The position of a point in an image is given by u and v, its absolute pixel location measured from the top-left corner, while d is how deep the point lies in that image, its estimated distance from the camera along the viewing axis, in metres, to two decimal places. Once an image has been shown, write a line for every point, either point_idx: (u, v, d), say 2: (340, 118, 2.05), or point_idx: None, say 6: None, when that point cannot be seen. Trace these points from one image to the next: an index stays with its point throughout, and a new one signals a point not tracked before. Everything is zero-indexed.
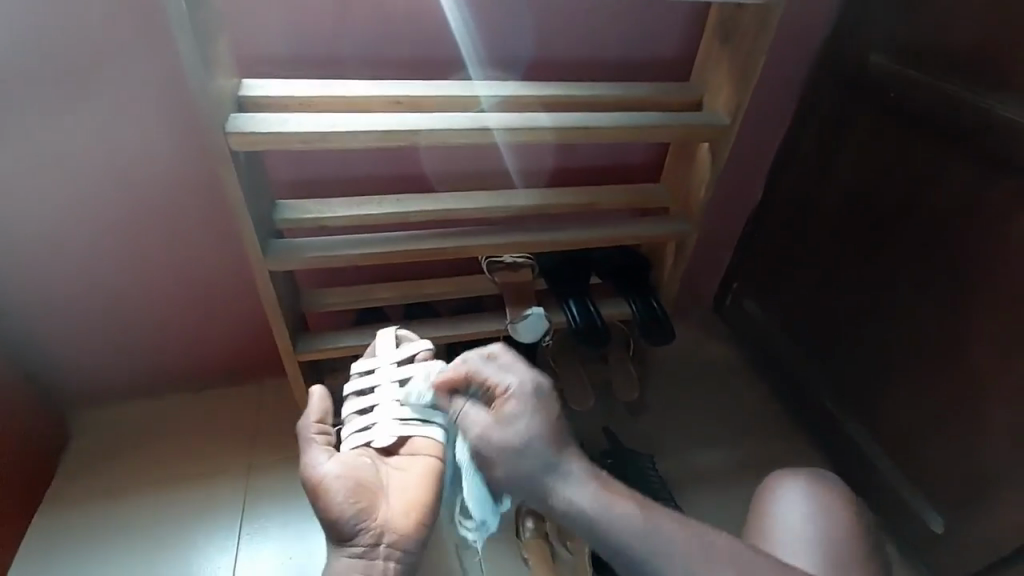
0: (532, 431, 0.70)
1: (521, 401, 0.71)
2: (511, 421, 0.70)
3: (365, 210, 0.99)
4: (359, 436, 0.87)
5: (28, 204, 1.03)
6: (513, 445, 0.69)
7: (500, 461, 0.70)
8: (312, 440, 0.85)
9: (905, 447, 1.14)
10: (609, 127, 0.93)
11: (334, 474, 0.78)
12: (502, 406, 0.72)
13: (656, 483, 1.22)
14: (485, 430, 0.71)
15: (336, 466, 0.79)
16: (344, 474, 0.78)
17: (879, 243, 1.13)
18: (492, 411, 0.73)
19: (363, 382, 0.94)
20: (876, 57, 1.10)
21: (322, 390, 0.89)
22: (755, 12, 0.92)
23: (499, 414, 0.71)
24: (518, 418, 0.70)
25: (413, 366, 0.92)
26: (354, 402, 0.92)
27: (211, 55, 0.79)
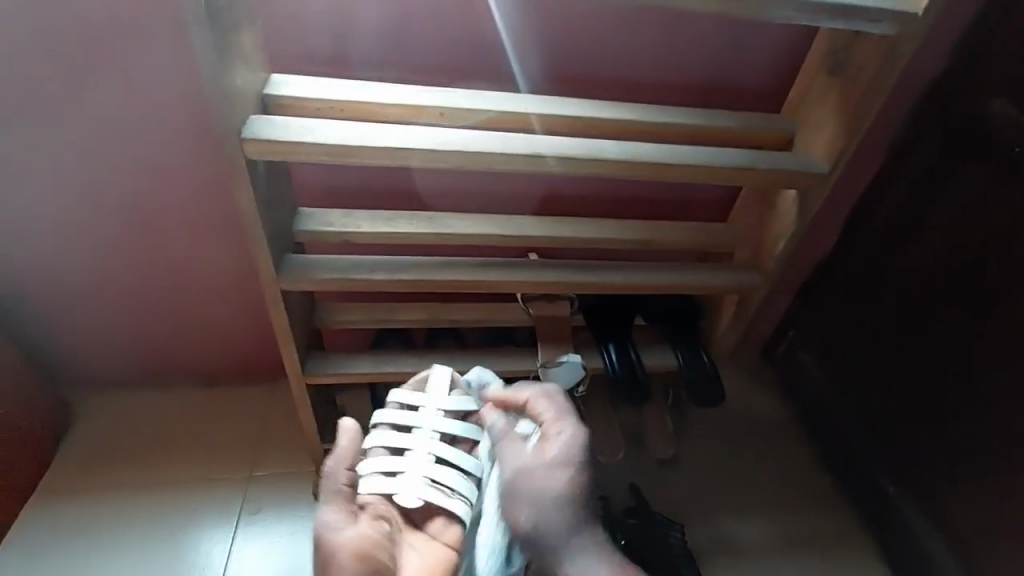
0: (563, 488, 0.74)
1: (567, 451, 0.76)
2: (552, 466, 0.75)
3: (394, 228, 0.88)
4: (386, 479, 0.85)
5: (35, 185, 0.96)
6: (550, 490, 0.74)
7: (529, 504, 0.74)
8: (333, 495, 0.80)
9: (981, 557, 0.98)
10: (680, 164, 0.80)
11: (353, 550, 0.73)
12: (547, 445, 0.77)
13: (678, 547, 1.10)
14: (529, 466, 0.75)
15: (359, 537, 0.75)
16: (363, 548, 0.74)
17: (975, 319, 0.94)
18: (539, 445, 0.77)
19: (403, 419, 0.90)
20: (992, 99, 0.89)
21: (358, 433, 0.85)
22: (878, 44, 0.77)
23: (544, 453, 0.76)
24: (560, 467, 0.75)
25: (459, 425, 0.91)
26: (387, 438, 0.89)
27: (233, 48, 0.69)
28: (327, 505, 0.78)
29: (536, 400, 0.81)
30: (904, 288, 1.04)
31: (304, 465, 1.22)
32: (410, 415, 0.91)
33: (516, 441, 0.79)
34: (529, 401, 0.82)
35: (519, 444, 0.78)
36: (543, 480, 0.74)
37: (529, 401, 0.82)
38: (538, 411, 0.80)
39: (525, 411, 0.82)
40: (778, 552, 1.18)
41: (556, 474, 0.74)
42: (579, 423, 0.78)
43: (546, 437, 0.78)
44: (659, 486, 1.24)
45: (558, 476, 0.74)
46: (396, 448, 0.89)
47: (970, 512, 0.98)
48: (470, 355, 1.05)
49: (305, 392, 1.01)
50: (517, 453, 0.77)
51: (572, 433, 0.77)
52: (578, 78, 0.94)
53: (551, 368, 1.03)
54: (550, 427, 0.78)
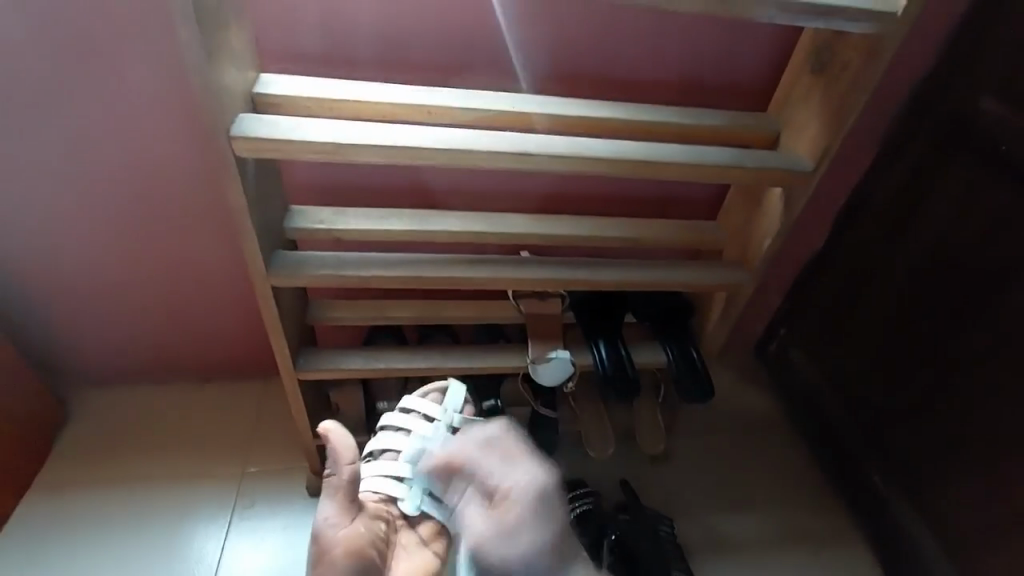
0: (524, 533, 0.79)
1: (520, 491, 0.81)
2: (506, 522, 0.80)
3: (383, 225, 0.89)
4: (392, 482, 0.92)
5: (29, 182, 0.97)
6: (506, 559, 0.79)
7: (494, 559, 0.79)
8: (332, 491, 0.85)
9: (968, 551, 0.99)
10: (665, 162, 0.81)
11: (346, 549, 0.82)
12: (499, 505, 0.81)
13: (667, 542, 1.11)
14: (481, 541, 0.81)
15: (349, 537, 0.83)
16: (352, 548, 0.82)
17: (963, 315, 0.95)
18: (489, 510, 0.83)
19: (415, 430, 0.93)
20: (980, 97, 0.90)
21: (349, 437, 0.83)
22: (862, 43, 0.78)
23: (500, 520, 0.80)
24: (517, 533, 0.79)
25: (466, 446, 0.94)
26: (400, 443, 0.93)
27: (221, 47, 0.70)
28: (327, 498, 0.85)
29: (477, 457, 0.86)
30: (894, 287, 1.05)
31: (298, 460, 1.23)
32: (424, 425, 0.94)
33: (468, 507, 0.85)
34: (466, 458, 0.86)
35: (471, 511, 0.85)
36: (496, 555, 0.79)
37: (471, 459, 0.86)
38: (479, 468, 0.85)
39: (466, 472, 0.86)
40: (767, 548, 1.19)
41: (511, 543, 0.79)
42: (531, 465, 0.84)
43: (501, 500, 0.82)
44: (649, 482, 1.25)
45: (518, 540, 0.79)
46: (407, 454, 0.93)
47: (957, 506, 1.00)
48: (460, 351, 1.06)
49: (297, 387, 1.02)
50: (470, 527, 0.83)
51: (524, 481, 0.82)
52: (567, 76, 0.94)
53: (540, 364, 1.04)
54: (499, 487, 0.82)
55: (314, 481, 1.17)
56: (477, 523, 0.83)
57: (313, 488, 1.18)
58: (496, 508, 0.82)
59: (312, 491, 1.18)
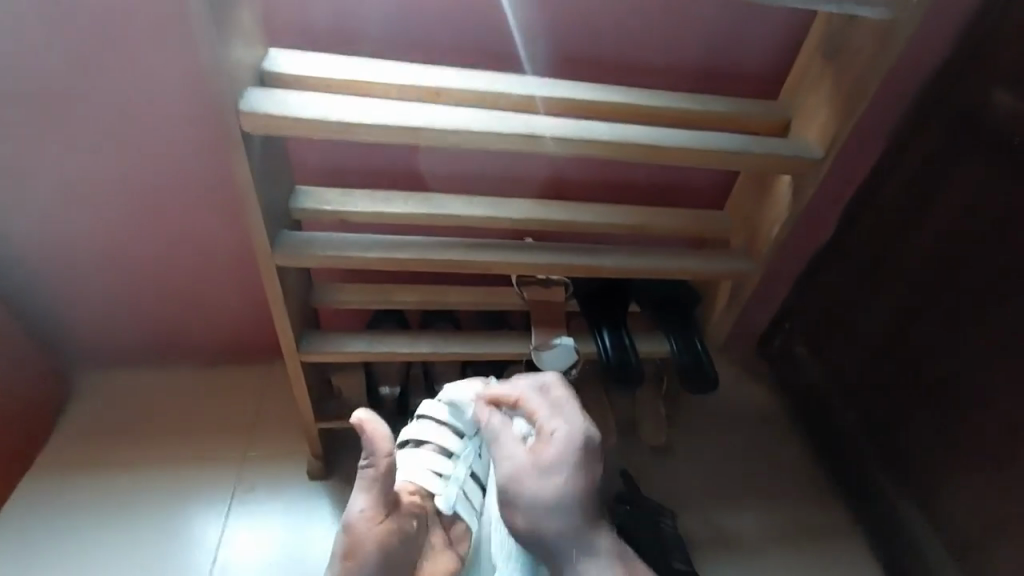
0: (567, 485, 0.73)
1: (563, 449, 0.74)
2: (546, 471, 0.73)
3: (389, 207, 0.88)
4: (432, 477, 0.86)
5: (36, 159, 0.97)
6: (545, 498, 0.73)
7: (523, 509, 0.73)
8: (365, 482, 0.77)
9: (970, 548, 0.98)
10: (674, 147, 0.80)
11: (376, 543, 0.75)
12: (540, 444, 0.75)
13: (669, 535, 1.11)
14: (518, 470, 0.74)
15: (377, 534, 0.76)
16: (383, 543, 0.76)
17: (970, 311, 0.94)
18: (531, 448, 0.76)
19: (455, 426, 0.89)
20: (994, 90, 0.89)
21: (382, 427, 0.77)
22: (875, 30, 0.77)
23: (538, 454, 0.74)
24: (553, 469, 0.73)
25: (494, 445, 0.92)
26: (439, 437, 0.88)
27: (231, 21, 0.69)
28: (361, 489, 0.77)
29: (528, 399, 0.79)
30: (902, 282, 1.05)
31: (299, 444, 1.23)
32: (463, 423, 0.90)
33: (504, 429, 0.78)
34: (519, 397, 0.79)
35: (506, 434, 0.77)
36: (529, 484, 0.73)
37: (524, 398, 0.79)
38: (533, 409, 0.78)
39: (516, 409, 0.80)
40: (767, 542, 1.18)
41: (549, 478, 0.73)
42: (574, 413, 0.77)
43: (541, 439, 0.76)
44: (651, 474, 1.25)
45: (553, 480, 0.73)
46: (445, 449, 0.88)
47: (962, 503, 0.99)
48: (464, 337, 1.06)
49: (300, 369, 1.01)
50: (506, 448, 0.76)
51: (563, 430, 0.75)
52: (577, 60, 0.94)
53: (544, 350, 1.03)
54: (543, 428, 0.76)
55: (315, 466, 1.17)
56: (516, 449, 0.75)
57: (314, 472, 1.18)
58: (535, 449, 0.75)
59: (313, 476, 1.18)
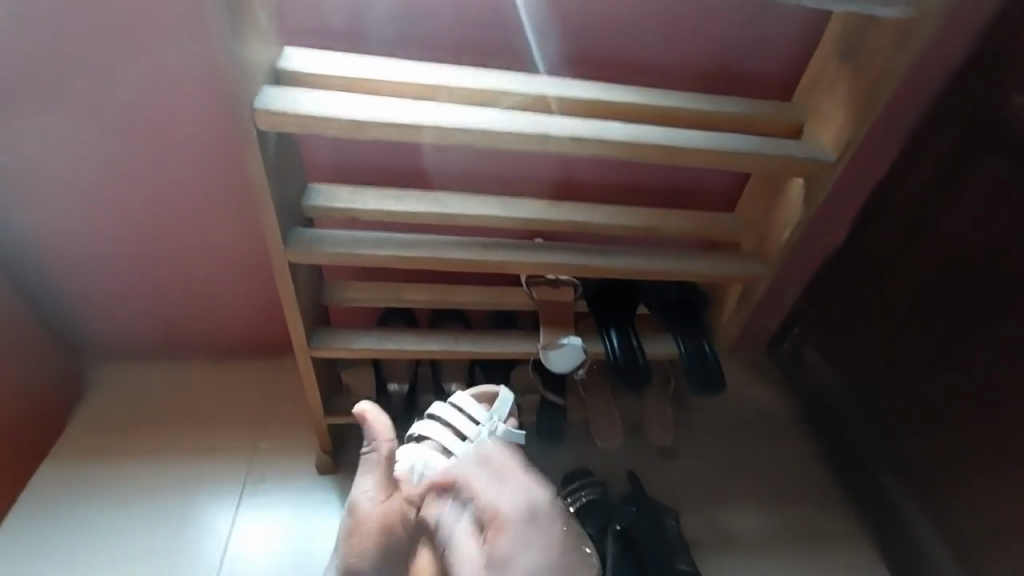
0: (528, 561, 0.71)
1: (515, 516, 0.74)
2: (504, 550, 0.72)
3: (400, 205, 0.89)
4: (430, 473, 0.86)
5: (56, 153, 0.99)
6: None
7: None
8: (369, 467, 0.80)
9: (980, 558, 0.97)
10: (685, 148, 0.80)
11: (379, 524, 0.76)
12: (491, 535, 0.73)
13: (672, 534, 1.11)
14: (476, 572, 0.72)
15: (381, 515, 0.76)
16: (387, 525, 0.76)
17: (985, 318, 0.93)
18: (483, 541, 0.74)
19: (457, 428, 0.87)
20: (1013, 93, 0.88)
21: (382, 415, 0.81)
22: (892, 31, 0.77)
23: (491, 548, 0.72)
24: (511, 555, 0.71)
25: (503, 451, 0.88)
26: (440, 436, 0.87)
27: (248, 20, 0.70)
28: (364, 474, 0.80)
29: (468, 478, 0.78)
30: (916, 286, 1.03)
31: (308, 439, 1.24)
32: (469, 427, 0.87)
33: (459, 531, 0.76)
34: (463, 477, 0.79)
35: (461, 535, 0.76)
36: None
37: (461, 477, 0.79)
38: (474, 488, 0.77)
39: (457, 491, 0.79)
40: (773, 546, 1.18)
41: (506, 570, 0.70)
42: (522, 477, 0.78)
43: (490, 526, 0.74)
44: (657, 475, 1.25)
45: (514, 569, 0.70)
46: (446, 449, 0.87)
47: (973, 512, 0.97)
48: (473, 335, 1.07)
49: (310, 364, 1.02)
50: (463, 552, 0.75)
51: (508, 505, 0.75)
52: (589, 60, 0.94)
53: (552, 350, 1.03)
54: (489, 508, 0.75)
55: (324, 460, 1.18)
56: (470, 551, 0.74)
57: (322, 467, 1.19)
58: (485, 541, 0.73)
59: (322, 470, 1.19)
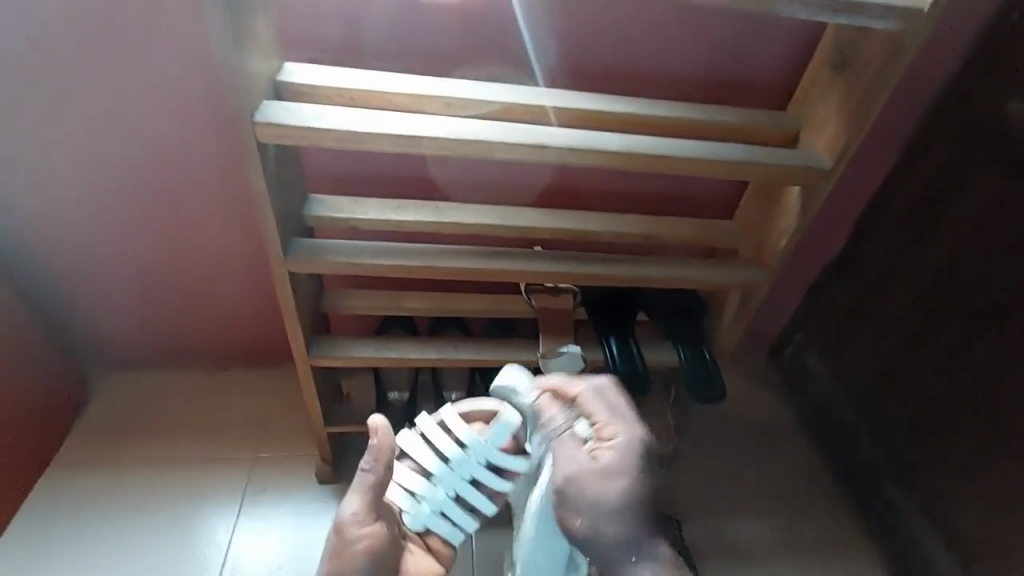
0: (629, 501, 0.66)
1: (625, 456, 0.67)
2: (609, 477, 0.67)
3: (399, 215, 0.89)
4: (401, 494, 0.77)
5: (60, 166, 1.00)
6: (605, 502, 0.66)
7: (582, 513, 0.67)
8: (361, 485, 0.73)
9: (985, 567, 0.96)
10: (680, 157, 0.80)
11: (367, 547, 0.69)
12: (600, 452, 0.68)
13: (674, 544, 1.10)
14: (579, 475, 0.67)
15: (368, 539, 0.70)
16: (372, 549, 0.70)
17: (985, 325, 0.92)
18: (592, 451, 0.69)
19: (435, 453, 0.77)
20: (1007, 101, 0.88)
21: (383, 432, 0.74)
22: (884, 41, 0.77)
23: (598, 459, 0.68)
24: (615, 474, 0.67)
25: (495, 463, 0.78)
26: (418, 456, 0.77)
27: (248, 34, 0.71)
28: (352, 492, 0.72)
29: (588, 396, 0.72)
30: (916, 293, 1.03)
31: (309, 448, 1.24)
32: (454, 450, 0.76)
33: (568, 437, 0.71)
34: (579, 397, 0.72)
35: (571, 443, 0.70)
36: (593, 491, 0.66)
37: (581, 398, 0.72)
38: (588, 406, 0.71)
39: (574, 405, 0.73)
40: (775, 555, 1.17)
41: (607, 483, 0.66)
42: (636, 420, 0.71)
43: (600, 444, 0.69)
44: (659, 483, 1.24)
45: (614, 487, 0.66)
46: (425, 470, 0.78)
47: (977, 521, 0.97)
48: (472, 344, 1.07)
49: (310, 374, 1.03)
50: (568, 458, 0.69)
51: (625, 437, 0.68)
52: (587, 70, 0.95)
53: (550, 358, 1.02)
54: (603, 431, 0.69)
55: (324, 469, 1.18)
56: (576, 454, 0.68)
57: (323, 477, 1.19)
58: (594, 453, 0.68)
59: (322, 480, 1.19)
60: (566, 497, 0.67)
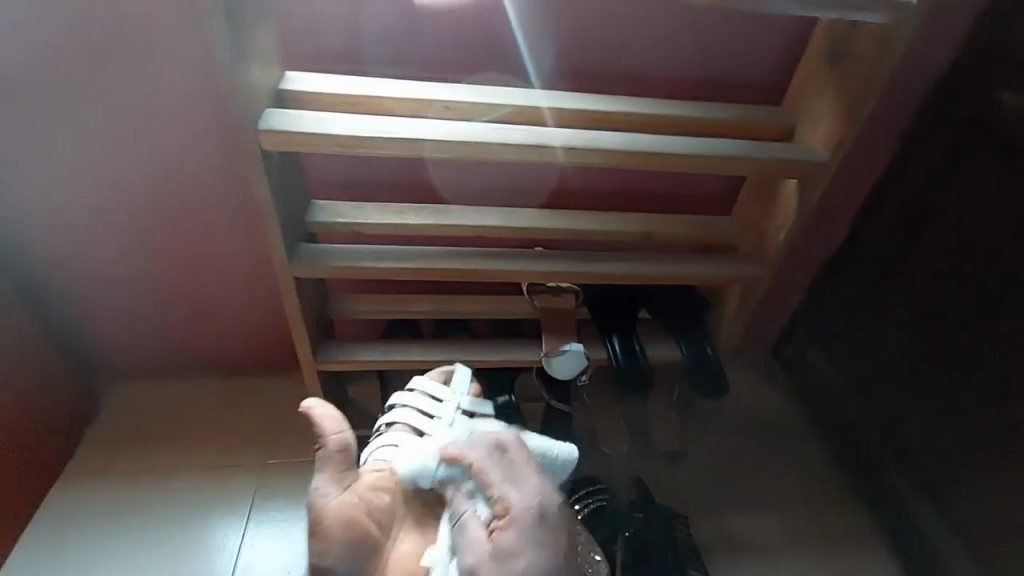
0: (531, 564, 0.69)
1: (519, 535, 0.70)
2: (511, 555, 0.69)
3: (400, 219, 0.91)
4: (404, 454, 0.84)
5: (67, 178, 1.02)
6: None
7: None
8: (328, 462, 0.79)
9: (996, 556, 0.96)
10: (677, 154, 0.81)
11: (341, 517, 0.76)
12: (501, 532, 0.71)
13: (685, 546, 1.09)
14: (477, 562, 0.69)
15: (340, 506, 0.76)
16: (346, 518, 0.76)
17: (986, 315, 0.93)
18: (489, 532, 0.72)
19: (424, 416, 0.88)
20: (999, 91, 0.89)
21: (445, 367, 0.94)
22: (875, 33, 0.79)
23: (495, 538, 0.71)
24: (514, 553, 0.69)
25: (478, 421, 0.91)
26: (415, 417, 0.88)
27: (250, 44, 0.73)
28: (320, 468, 0.79)
29: (483, 467, 0.75)
30: (911, 281, 1.04)
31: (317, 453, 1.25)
32: (439, 406, 0.89)
33: (469, 518, 0.74)
34: (474, 464, 0.76)
35: (471, 523, 0.73)
36: (495, 573, 0.68)
37: (478, 465, 0.76)
38: (486, 479, 0.75)
39: (472, 474, 0.76)
40: (784, 549, 1.17)
41: (504, 567, 0.68)
42: (530, 482, 0.75)
43: (500, 519, 0.72)
44: (665, 480, 1.24)
45: (511, 565, 0.69)
46: (416, 429, 0.87)
47: (986, 511, 0.96)
48: (477, 344, 1.08)
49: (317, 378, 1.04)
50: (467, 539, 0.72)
51: (519, 500, 0.73)
52: (582, 71, 0.96)
53: (554, 357, 1.03)
54: (496, 500, 0.73)
55: None
56: (477, 536, 0.71)
57: None
58: (493, 534, 0.71)
59: None
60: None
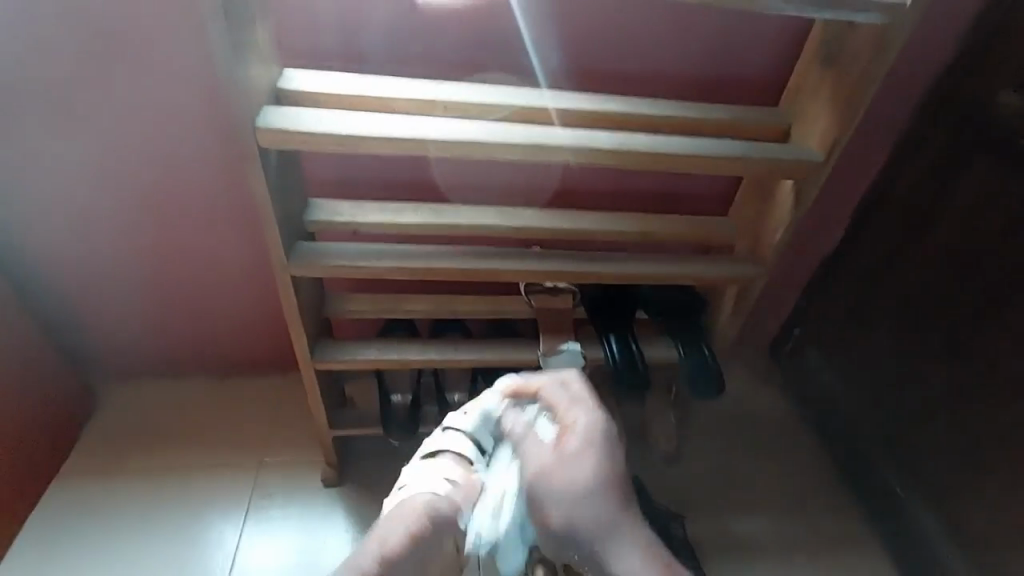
0: (600, 473, 0.66)
1: (590, 440, 0.68)
2: (578, 459, 0.67)
3: (396, 217, 0.91)
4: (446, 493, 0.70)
5: (66, 176, 1.02)
6: (574, 487, 0.66)
7: (558, 503, 0.66)
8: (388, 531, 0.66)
9: (992, 557, 0.96)
10: (673, 153, 0.82)
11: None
12: (567, 440, 0.68)
13: (678, 540, 1.11)
14: (545, 467, 0.67)
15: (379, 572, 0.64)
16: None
17: (983, 317, 0.93)
18: (556, 441, 0.69)
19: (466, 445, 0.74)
20: (995, 92, 0.89)
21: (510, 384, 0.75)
22: (871, 34, 0.79)
23: (564, 446, 0.68)
24: (581, 456, 0.67)
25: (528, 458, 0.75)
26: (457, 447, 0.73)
27: (248, 42, 0.73)
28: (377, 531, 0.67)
29: (549, 392, 0.72)
30: (909, 281, 1.04)
31: (315, 451, 1.26)
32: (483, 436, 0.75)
33: (534, 434, 0.70)
34: (541, 390, 0.72)
35: (535, 439, 0.70)
36: (562, 477, 0.66)
37: (543, 389, 0.73)
38: (552, 400, 0.71)
39: (534, 399, 0.73)
40: (780, 548, 1.17)
41: (575, 470, 0.66)
42: (595, 405, 0.71)
43: (567, 431, 0.69)
44: (662, 480, 1.25)
45: (579, 470, 0.66)
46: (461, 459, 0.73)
47: (983, 512, 0.96)
48: (474, 344, 1.08)
49: (314, 377, 1.04)
50: (534, 453, 0.69)
51: (590, 419, 0.69)
52: (579, 70, 0.96)
53: (550, 357, 1.03)
54: (566, 419, 0.70)
55: (329, 473, 1.19)
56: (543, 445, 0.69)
57: (329, 480, 1.20)
58: (562, 441, 0.68)
59: (328, 483, 1.20)
60: (536, 495, 0.67)
